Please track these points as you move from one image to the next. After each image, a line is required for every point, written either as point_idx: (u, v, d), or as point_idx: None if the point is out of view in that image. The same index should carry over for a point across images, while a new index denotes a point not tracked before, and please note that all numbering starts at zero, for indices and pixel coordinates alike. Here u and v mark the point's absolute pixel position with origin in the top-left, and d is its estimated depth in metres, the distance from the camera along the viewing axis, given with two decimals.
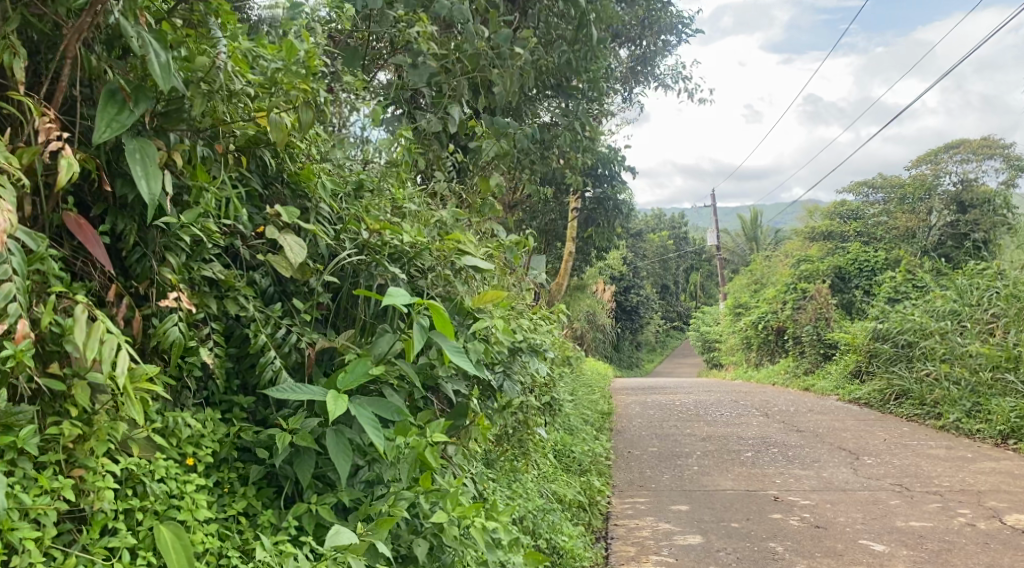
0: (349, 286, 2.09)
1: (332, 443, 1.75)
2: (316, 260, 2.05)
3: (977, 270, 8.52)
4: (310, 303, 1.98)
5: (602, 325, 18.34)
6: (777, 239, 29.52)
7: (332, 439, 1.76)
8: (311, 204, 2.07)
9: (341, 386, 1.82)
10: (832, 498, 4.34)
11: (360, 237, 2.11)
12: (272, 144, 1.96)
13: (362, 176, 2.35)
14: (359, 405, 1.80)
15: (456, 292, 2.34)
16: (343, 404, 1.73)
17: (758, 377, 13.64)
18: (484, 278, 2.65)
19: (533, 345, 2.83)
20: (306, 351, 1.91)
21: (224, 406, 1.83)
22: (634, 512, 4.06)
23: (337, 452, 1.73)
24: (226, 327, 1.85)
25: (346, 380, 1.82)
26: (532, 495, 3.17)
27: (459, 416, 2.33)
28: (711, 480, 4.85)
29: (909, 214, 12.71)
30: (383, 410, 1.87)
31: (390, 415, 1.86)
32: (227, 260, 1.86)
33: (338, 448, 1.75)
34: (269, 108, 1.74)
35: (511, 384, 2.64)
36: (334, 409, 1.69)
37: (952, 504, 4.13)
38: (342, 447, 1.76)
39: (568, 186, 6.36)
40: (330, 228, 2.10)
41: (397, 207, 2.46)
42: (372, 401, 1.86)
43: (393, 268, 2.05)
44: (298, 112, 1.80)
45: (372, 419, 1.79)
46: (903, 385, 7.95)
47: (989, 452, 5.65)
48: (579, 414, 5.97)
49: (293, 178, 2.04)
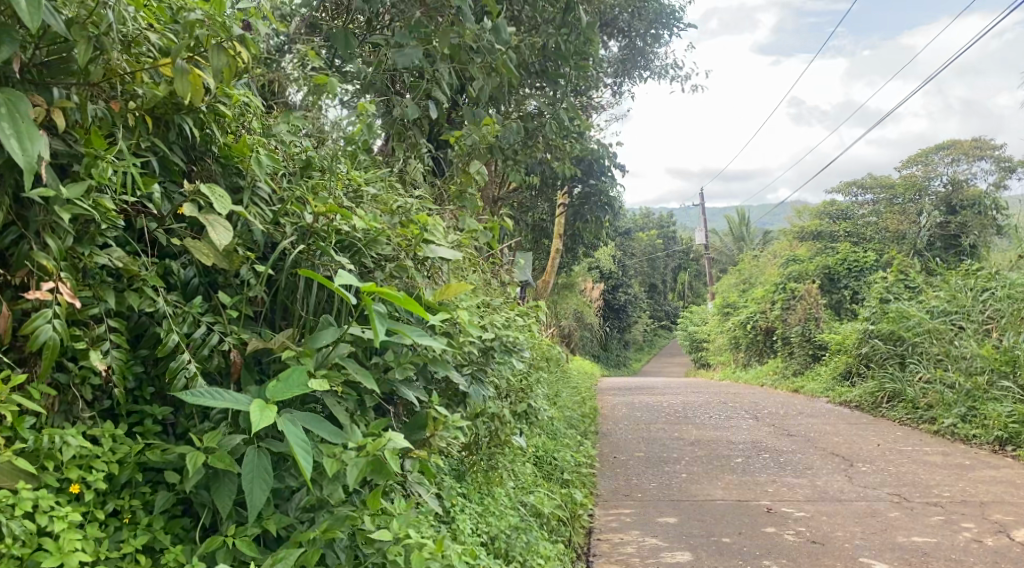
0: (287, 275, 1.79)
1: (251, 466, 1.48)
2: (250, 248, 1.76)
3: (972, 269, 8.29)
4: (237, 299, 1.68)
5: (590, 325, 18.08)
6: (764, 240, 29.39)
7: (252, 458, 1.49)
8: (245, 181, 1.78)
9: (269, 397, 1.53)
10: (827, 509, 4.10)
11: (304, 221, 1.83)
12: (194, 110, 1.67)
13: (309, 153, 2.06)
14: (289, 419, 1.53)
15: (416, 285, 2.06)
16: (268, 417, 1.45)
17: (745, 377, 13.44)
18: (450, 269, 2.37)
19: (507, 345, 2.56)
20: (231, 356, 1.63)
21: (135, 419, 1.55)
22: (617, 526, 3.79)
23: (255, 476, 1.46)
24: (134, 325, 1.57)
25: (275, 390, 1.54)
26: (509, 515, 2.89)
27: (416, 428, 2.00)
28: (701, 488, 4.59)
29: (900, 215, 12.52)
30: (319, 427, 1.59)
31: (324, 429, 1.59)
32: (136, 247, 1.57)
33: (259, 469, 1.48)
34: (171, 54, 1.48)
35: (479, 387, 2.38)
36: (257, 422, 1.44)
37: (955, 517, 3.89)
38: (265, 469, 1.49)
39: (553, 180, 6.07)
40: (267, 210, 1.80)
41: (352, 189, 2.17)
42: (307, 415, 1.59)
43: (338, 256, 1.77)
44: (212, 62, 1.55)
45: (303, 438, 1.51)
46: (896, 387, 7.72)
47: (987, 459, 5.42)
48: (562, 418, 5.70)
49: (224, 153, 1.76)
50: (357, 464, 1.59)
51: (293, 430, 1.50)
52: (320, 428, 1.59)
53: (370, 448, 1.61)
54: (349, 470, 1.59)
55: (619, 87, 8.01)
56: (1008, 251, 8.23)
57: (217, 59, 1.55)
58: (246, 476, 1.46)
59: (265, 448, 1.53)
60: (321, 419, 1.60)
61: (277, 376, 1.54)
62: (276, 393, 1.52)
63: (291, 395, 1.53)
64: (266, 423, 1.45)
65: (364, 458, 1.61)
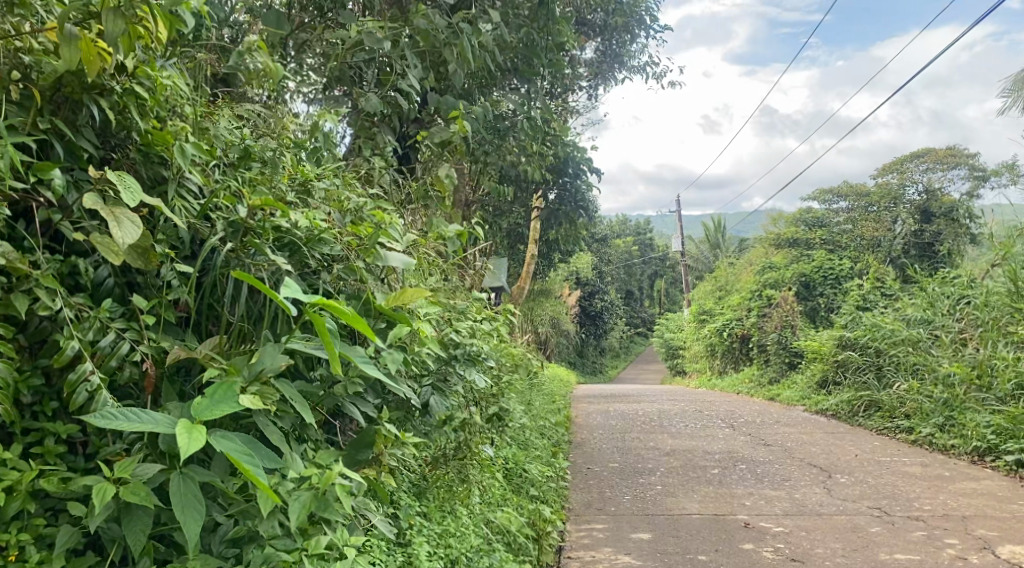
0: (217, 275, 1.59)
1: (177, 495, 1.26)
2: (175, 245, 1.57)
3: (948, 277, 8.26)
4: (155, 302, 1.48)
5: (566, 331, 17.95)
6: (739, 246, 29.53)
7: (176, 487, 1.27)
8: (170, 171, 1.57)
9: (199, 415, 1.30)
10: (806, 524, 3.95)
11: (236, 215, 1.63)
12: (107, 91, 1.48)
13: (248, 141, 1.87)
14: (224, 443, 1.28)
15: (367, 288, 1.87)
16: (198, 442, 1.22)
17: (720, 385, 13.39)
18: (410, 273, 2.17)
19: (472, 354, 2.37)
20: (145, 367, 1.42)
21: (32, 437, 1.34)
22: (589, 542, 3.62)
23: (182, 507, 1.24)
24: (30, 332, 1.36)
25: (205, 408, 1.31)
26: (474, 536, 2.70)
27: (362, 446, 1.73)
28: (676, 502, 4.43)
29: (875, 223, 12.55)
30: (260, 453, 1.34)
31: (266, 457, 1.34)
32: (37, 243, 1.38)
33: (185, 496, 1.26)
34: (57, 19, 1.37)
35: (442, 398, 2.21)
36: (187, 444, 1.21)
37: (938, 533, 3.77)
38: (192, 499, 1.27)
39: (526, 184, 5.91)
40: (193, 203, 1.60)
41: (299, 183, 2.00)
42: (241, 437, 1.33)
43: (275, 255, 1.57)
44: (106, 25, 1.38)
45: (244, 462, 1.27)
46: (873, 395, 7.64)
47: (966, 470, 5.33)
48: (535, 427, 5.53)
49: (145, 140, 1.55)
50: (301, 499, 1.39)
51: (228, 444, 1.28)
52: (254, 452, 1.32)
53: (320, 485, 1.39)
54: (292, 505, 1.38)
55: (595, 91, 7.90)
56: (983, 259, 8.21)
57: (113, 24, 1.39)
58: (176, 503, 1.25)
59: (192, 475, 1.30)
60: (257, 443, 1.34)
61: (207, 393, 1.33)
62: (203, 412, 1.30)
63: (220, 415, 1.31)
64: (195, 447, 1.23)
65: (309, 493, 1.40)
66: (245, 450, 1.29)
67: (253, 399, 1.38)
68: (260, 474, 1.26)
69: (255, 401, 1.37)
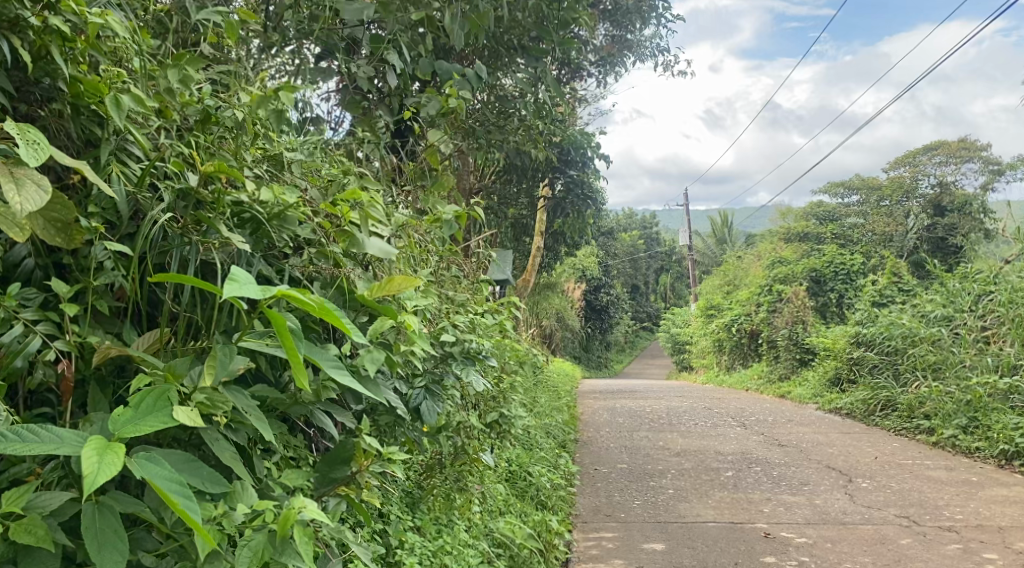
0: (156, 256, 1.31)
1: (89, 534, 0.98)
2: (108, 220, 1.29)
3: (969, 272, 7.96)
4: (78, 289, 1.21)
5: (570, 326, 17.65)
6: (746, 241, 29.20)
7: (91, 520, 1.00)
8: (105, 131, 1.31)
9: (118, 430, 1.02)
10: (831, 534, 3.68)
11: (185, 183, 1.36)
12: (21, 29, 1.23)
13: (209, 101, 1.58)
14: (148, 463, 1.00)
15: (348, 278, 1.59)
16: (114, 470, 0.94)
17: (728, 382, 13.11)
18: (399, 262, 1.89)
19: (471, 352, 2.13)
20: (61, 369, 1.16)
21: None
22: (598, 554, 3.35)
23: (95, 550, 0.97)
24: None
25: (122, 422, 1.03)
26: (474, 552, 2.44)
27: (337, 463, 1.48)
28: (690, 508, 4.16)
29: (887, 218, 12.24)
30: (194, 475, 1.06)
31: (204, 482, 1.06)
32: None
33: (98, 531, 0.99)
34: None
35: (433, 403, 1.93)
36: (94, 472, 0.93)
37: (975, 546, 3.49)
38: (110, 537, 0.99)
39: (532, 173, 5.63)
40: (134, 169, 1.34)
41: (271, 160, 1.74)
42: (175, 457, 1.06)
43: (227, 232, 1.31)
44: None
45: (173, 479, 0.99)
46: (890, 395, 7.34)
47: (995, 475, 5.04)
48: (539, 426, 5.27)
49: (73, 90, 1.28)
50: (253, 544, 1.13)
51: (152, 468, 0.98)
52: (192, 476, 1.05)
53: (278, 528, 1.13)
54: (240, 552, 1.11)
55: (603, 78, 7.61)
56: (1004, 254, 7.91)
57: None
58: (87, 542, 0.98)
59: (110, 504, 1.02)
60: (201, 463, 1.08)
61: (130, 403, 1.04)
62: (124, 427, 1.01)
63: (144, 432, 1.02)
64: (110, 473, 0.95)
65: (265, 533, 1.14)
66: (176, 476, 0.98)
67: (191, 411, 1.09)
68: (193, 517, 0.95)
69: (197, 420, 1.08)
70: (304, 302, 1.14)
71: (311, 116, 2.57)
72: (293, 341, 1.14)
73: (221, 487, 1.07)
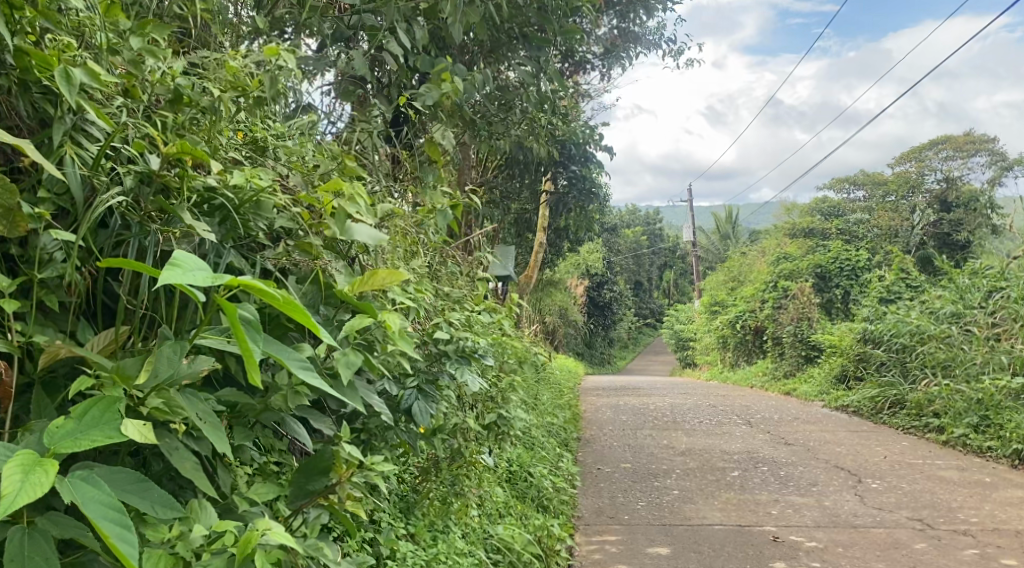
0: (112, 246, 1.20)
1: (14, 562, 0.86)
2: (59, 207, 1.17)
3: (979, 268, 7.82)
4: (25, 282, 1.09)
5: (573, 322, 17.54)
6: (750, 237, 29.04)
7: (19, 547, 0.88)
8: (58, 110, 1.19)
9: (54, 443, 0.89)
10: (842, 538, 3.55)
11: (147, 165, 1.25)
12: None
13: (181, 81, 1.47)
14: (85, 484, 0.88)
15: (328, 268, 1.47)
16: (41, 491, 0.82)
17: (733, 378, 12.99)
18: (386, 256, 1.77)
19: (466, 351, 2.01)
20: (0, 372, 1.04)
21: None
22: (601, 558, 3.24)
23: None
24: None
25: (60, 434, 0.90)
26: (471, 561, 2.32)
27: (314, 474, 1.36)
28: (695, 509, 4.04)
29: (893, 213, 12.09)
30: (140, 499, 0.94)
31: (150, 506, 0.94)
32: None
33: (26, 560, 0.87)
34: None
35: (427, 405, 1.80)
36: (15, 493, 0.81)
37: (992, 551, 3.36)
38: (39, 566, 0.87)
39: (534, 166, 5.51)
40: (91, 151, 1.21)
41: (255, 147, 1.62)
42: (121, 477, 0.94)
43: (189, 219, 1.21)
44: None
45: (111, 505, 0.86)
46: (899, 393, 7.21)
47: (1008, 476, 4.91)
48: (541, 425, 5.15)
49: (20, 62, 1.16)
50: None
51: (88, 489, 0.86)
52: (139, 500, 0.94)
53: (239, 550, 1.01)
54: None
55: (607, 71, 7.49)
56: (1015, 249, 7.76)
57: None
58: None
59: (45, 529, 0.90)
60: (152, 484, 0.96)
61: (72, 413, 0.92)
62: (61, 442, 0.89)
63: (85, 448, 0.90)
64: (38, 494, 0.83)
65: (223, 557, 1.02)
66: (115, 501, 0.86)
67: (140, 424, 0.97)
68: (128, 551, 0.82)
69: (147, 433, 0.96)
70: (266, 292, 1.02)
71: (301, 104, 2.44)
72: (253, 334, 1.01)
73: (171, 511, 0.95)
